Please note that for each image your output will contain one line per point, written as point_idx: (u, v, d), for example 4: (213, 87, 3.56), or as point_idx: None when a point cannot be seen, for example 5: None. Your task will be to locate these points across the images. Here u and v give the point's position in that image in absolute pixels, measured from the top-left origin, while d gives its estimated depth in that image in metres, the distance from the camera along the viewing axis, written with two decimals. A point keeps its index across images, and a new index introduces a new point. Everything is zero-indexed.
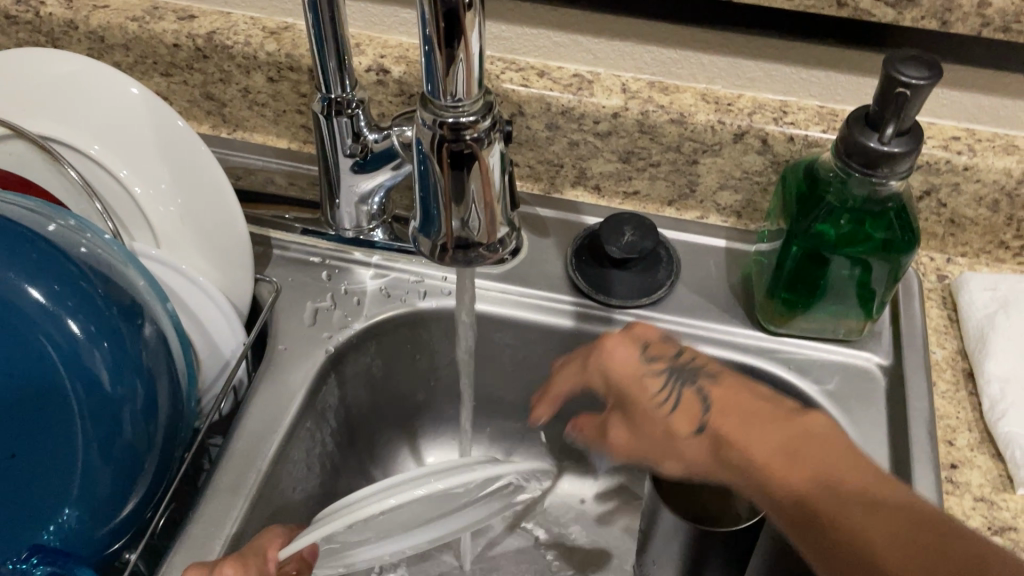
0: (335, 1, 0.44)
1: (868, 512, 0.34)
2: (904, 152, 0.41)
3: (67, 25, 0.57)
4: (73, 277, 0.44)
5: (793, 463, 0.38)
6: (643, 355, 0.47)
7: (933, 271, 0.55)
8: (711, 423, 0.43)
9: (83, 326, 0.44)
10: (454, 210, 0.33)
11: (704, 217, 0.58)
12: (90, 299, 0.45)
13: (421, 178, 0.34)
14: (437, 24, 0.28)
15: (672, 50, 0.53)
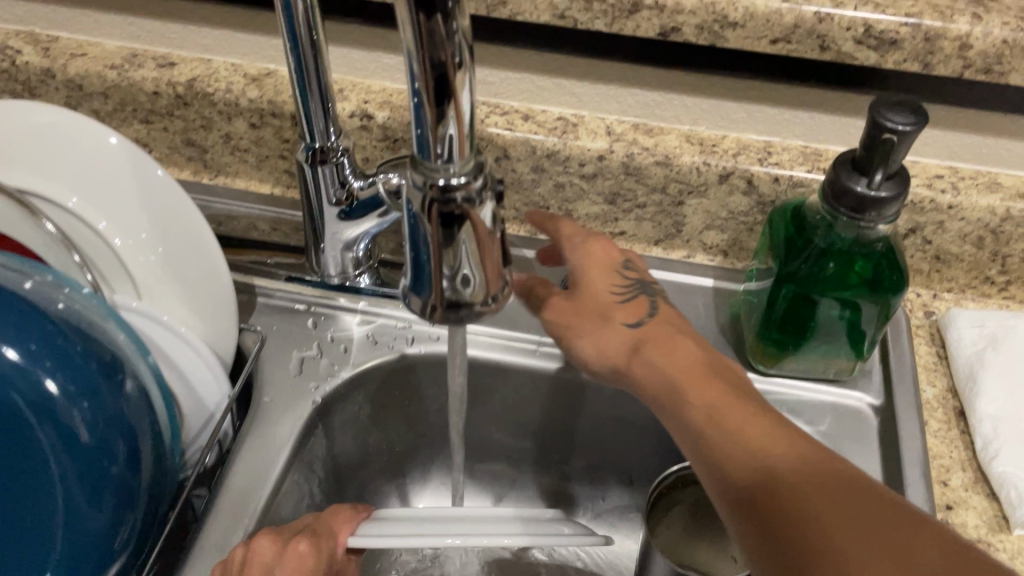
0: (319, 50, 0.43)
1: (763, 429, 0.39)
2: (893, 196, 0.41)
3: (44, 74, 0.56)
4: (50, 336, 0.44)
5: (706, 379, 0.43)
6: (620, 260, 0.51)
7: (920, 307, 0.55)
8: (647, 326, 0.47)
9: (61, 384, 0.44)
10: (446, 270, 0.33)
11: (691, 256, 0.58)
12: (67, 356, 0.44)
13: (411, 236, 0.33)
14: (427, 85, 0.28)
15: (655, 93, 0.53)
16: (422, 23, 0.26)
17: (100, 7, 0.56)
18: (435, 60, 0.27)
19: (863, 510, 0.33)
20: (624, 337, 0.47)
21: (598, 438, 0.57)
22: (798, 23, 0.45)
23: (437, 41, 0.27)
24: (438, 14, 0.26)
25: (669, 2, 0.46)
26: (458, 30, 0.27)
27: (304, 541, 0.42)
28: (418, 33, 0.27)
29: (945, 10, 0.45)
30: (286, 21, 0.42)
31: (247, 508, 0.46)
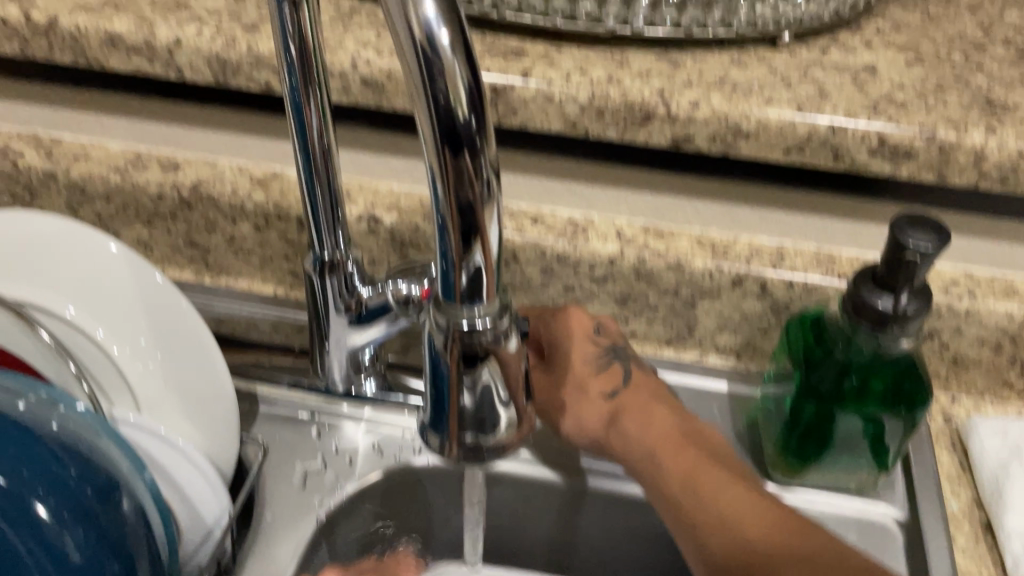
0: (330, 165, 0.43)
1: (739, 494, 0.42)
2: (916, 312, 0.41)
3: (47, 177, 0.56)
4: (44, 462, 0.42)
5: (683, 447, 0.46)
6: (594, 326, 0.50)
7: (939, 412, 0.54)
8: (621, 398, 0.49)
9: (50, 509, 0.41)
10: (466, 405, 0.31)
11: (704, 358, 0.56)
12: (61, 481, 0.42)
13: (433, 372, 0.32)
14: (454, 222, 0.27)
15: (666, 197, 0.53)
16: (449, 162, 0.26)
17: (105, 110, 0.56)
18: (463, 198, 0.27)
19: (826, 573, 0.37)
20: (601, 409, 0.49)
21: (610, 549, 0.55)
22: (811, 134, 0.45)
23: (464, 179, 0.27)
24: (465, 152, 0.26)
25: (681, 112, 0.46)
26: (486, 167, 0.27)
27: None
28: (444, 172, 0.27)
29: (958, 123, 0.45)
30: (297, 134, 0.41)
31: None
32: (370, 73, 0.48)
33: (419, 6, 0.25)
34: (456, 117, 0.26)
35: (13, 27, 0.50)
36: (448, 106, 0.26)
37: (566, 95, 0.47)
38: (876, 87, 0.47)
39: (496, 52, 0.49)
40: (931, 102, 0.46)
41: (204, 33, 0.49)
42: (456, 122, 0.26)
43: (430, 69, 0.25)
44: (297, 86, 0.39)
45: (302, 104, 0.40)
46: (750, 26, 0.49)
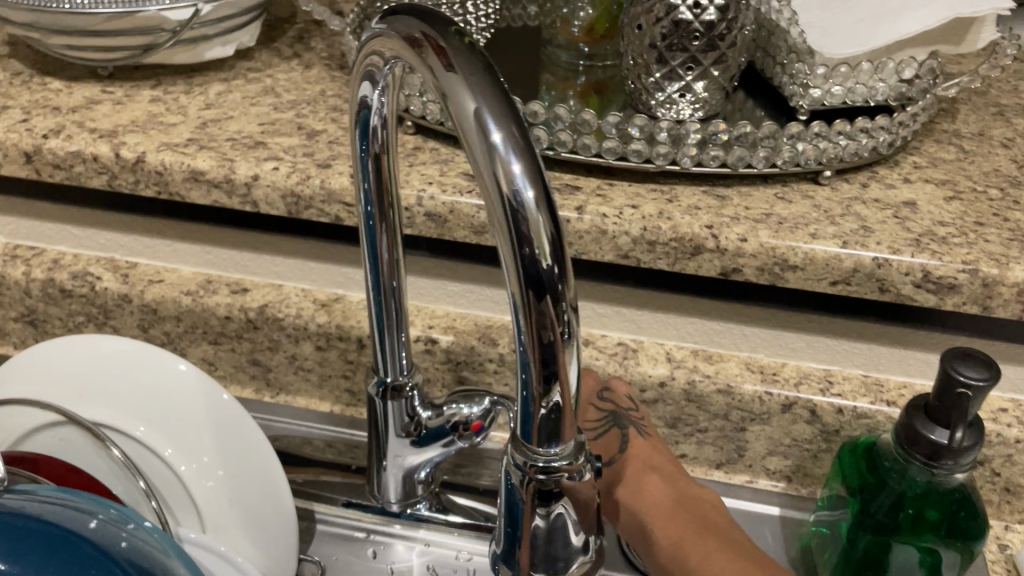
0: (397, 291, 0.45)
1: (715, 555, 0.45)
2: (969, 445, 0.42)
3: (121, 299, 0.59)
4: None
5: (672, 516, 0.48)
6: (601, 393, 0.52)
7: (993, 540, 0.53)
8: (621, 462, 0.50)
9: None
10: (536, 543, 0.33)
11: (754, 480, 0.57)
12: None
13: (508, 508, 0.33)
14: (536, 362, 0.29)
15: (715, 322, 0.54)
16: (532, 306, 0.28)
17: (180, 237, 0.59)
18: (544, 340, 0.29)
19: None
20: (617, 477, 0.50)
21: None
22: (856, 267, 0.47)
23: (545, 323, 0.28)
24: (547, 298, 0.28)
25: (730, 246, 0.48)
26: (566, 311, 0.29)
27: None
28: (527, 315, 0.29)
29: (1000, 258, 0.46)
30: (370, 265, 0.44)
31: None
32: (434, 207, 0.51)
33: (507, 167, 0.28)
34: (540, 266, 0.28)
35: (102, 163, 0.53)
36: (533, 256, 0.28)
37: (619, 228, 0.49)
38: (918, 223, 0.49)
39: (552, 188, 0.52)
40: (972, 238, 0.48)
41: (280, 169, 0.52)
42: (540, 270, 0.28)
43: (516, 222, 0.28)
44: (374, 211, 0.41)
45: (376, 232, 0.42)
46: (793, 164, 0.51)
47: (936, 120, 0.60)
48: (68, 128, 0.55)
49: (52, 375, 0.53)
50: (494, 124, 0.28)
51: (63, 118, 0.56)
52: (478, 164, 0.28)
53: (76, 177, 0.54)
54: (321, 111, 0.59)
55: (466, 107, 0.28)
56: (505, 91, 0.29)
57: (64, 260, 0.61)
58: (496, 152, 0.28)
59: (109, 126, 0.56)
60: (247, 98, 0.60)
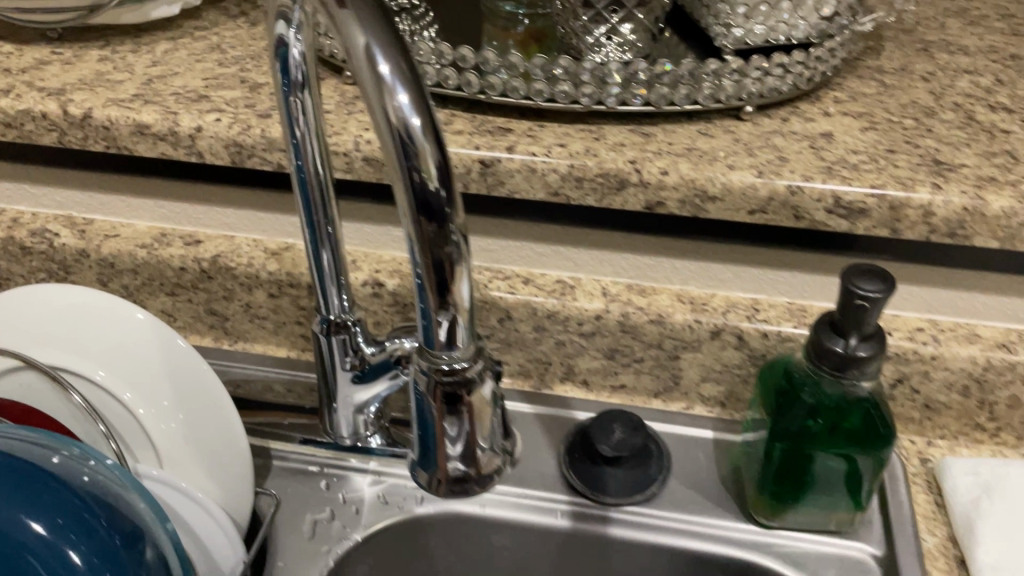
0: (331, 229, 0.47)
1: None
2: (871, 355, 0.44)
3: (79, 254, 0.61)
4: (76, 510, 0.45)
5: None
6: None
7: (915, 455, 0.56)
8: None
9: (85, 555, 0.43)
10: (452, 445, 0.36)
11: (690, 407, 0.60)
12: (93, 528, 0.45)
13: (420, 414, 0.36)
14: (430, 279, 0.32)
15: (647, 256, 0.57)
16: (424, 228, 0.31)
17: (134, 193, 0.61)
18: (435, 258, 0.31)
19: None
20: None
21: None
22: (771, 196, 0.49)
23: (436, 242, 0.31)
24: (437, 219, 0.31)
25: (652, 179, 0.50)
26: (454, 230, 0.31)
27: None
28: (419, 236, 0.31)
29: (907, 182, 0.49)
30: (304, 210, 0.46)
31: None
32: (371, 152, 0.53)
33: (394, 98, 0.30)
34: (429, 189, 0.30)
35: (51, 120, 0.55)
36: (421, 180, 0.30)
37: (547, 166, 0.51)
38: (831, 152, 0.51)
39: (485, 130, 0.54)
40: (882, 164, 0.50)
41: (222, 120, 0.54)
42: (429, 194, 0.30)
43: (406, 150, 0.30)
44: (303, 164, 0.44)
45: (308, 186, 0.45)
46: (714, 100, 0.54)
47: (862, 57, 0.62)
48: (17, 88, 0.57)
49: (11, 324, 0.54)
50: (381, 56, 0.30)
51: (13, 79, 0.58)
52: (368, 95, 0.30)
53: (27, 136, 0.56)
54: (265, 65, 0.61)
55: (356, 41, 0.30)
56: (392, 24, 0.31)
57: (23, 219, 0.63)
58: (384, 83, 0.30)
59: (58, 85, 0.57)
60: (193, 55, 0.62)
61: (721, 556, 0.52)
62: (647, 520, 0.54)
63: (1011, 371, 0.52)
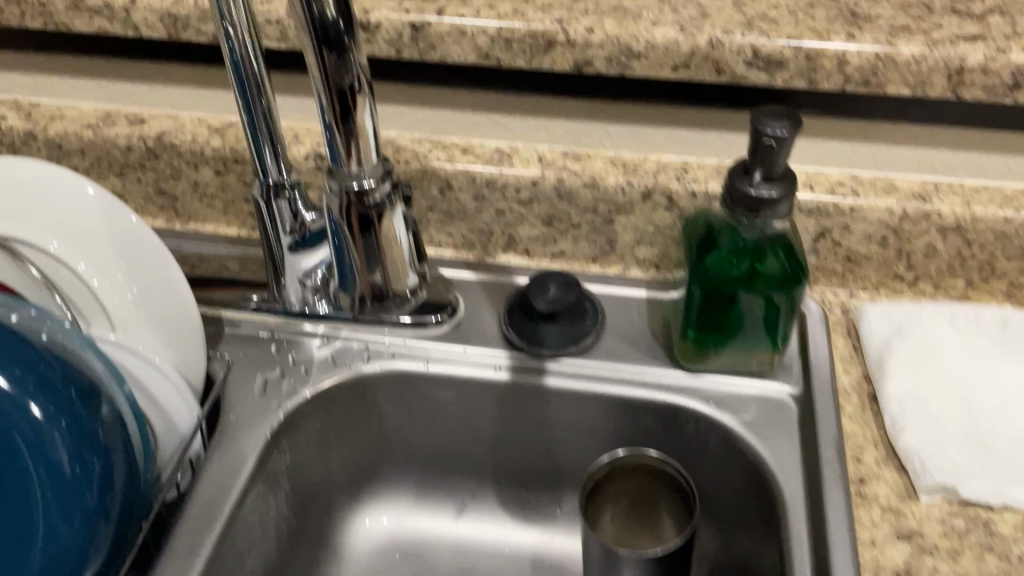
0: (264, 92, 0.49)
1: None
2: (780, 194, 0.46)
3: (27, 136, 0.62)
4: (34, 361, 0.46)
5: None
6: None
7: (837, 306, 0.59)
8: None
9: (43, 406, 0.45)
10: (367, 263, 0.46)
11: (627, 271, 0.62)
12: (49, 382, 0.46)
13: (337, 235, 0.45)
14: (336, 108, 0.38)
15: (580, 122, 0.58)
16: (325, 53, 0.36)
17: (78, 73, 0.62)
18: (338, 88, 0.38)
19: None
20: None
21: (552, 435, 0.59)
22: (692, 52, 0.51)
23: (337, 68, 0.37)
24: (336, 48, 0.36)
25: (578, 37, 0.52)
26: (354, 59, 0.37)
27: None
28: (322, 63, 0.37)
29: (823, 33, 0.50)
30: (234, 71, 0.47)
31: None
32: None
33: None
34: (328, 20, 0.36)
35: None
36: (320, 10, 0.35)
37: (477, 28, 0.52)
38: (753, 8, 0.53)
39: None
40: (801, 18, 0.52)
41: None
42: (328, 23, 0.36)
43: None
44: (232, 35, 0.45)
45: (238, 50, 0.46)
46: None
47: None
48: None
49: None
50: None
51: None
52: None
53: None
54: None
55: None
56: None
57: None
58: None
59: None
60: None
61: (650, 401, 0.55)
62: (580, 369, 0.56)
63: (926, 220, 0.55)
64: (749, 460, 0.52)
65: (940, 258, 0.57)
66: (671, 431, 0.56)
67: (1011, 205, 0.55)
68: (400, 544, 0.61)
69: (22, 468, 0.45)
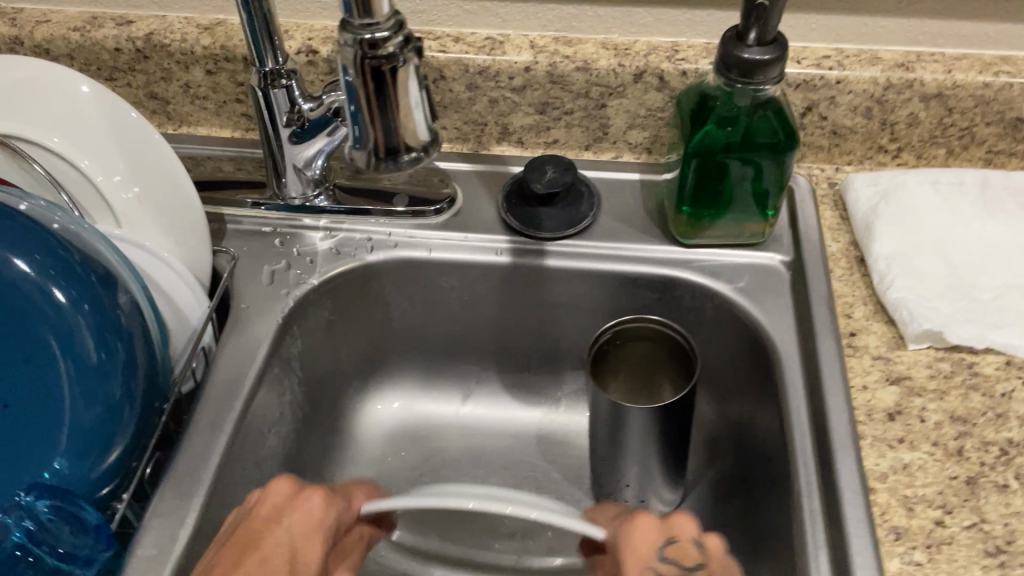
0: None
1: None
2: (773, 58, 0.47)
3: (13, 41, 0.62)
4: (51, 248, 0.46)
5: None
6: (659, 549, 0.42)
7: (824, 180, 0.61)
8: (287, 524, 0.42)
9: (67, 292, 0.46)
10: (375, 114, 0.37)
11: (619, 156, 0.64)
12: (68, 268, 0.46)
13: (348, 87, 0.37)
14: None
15: (570, 7, 0.59)
16: None
17: None
18: None
19: None
20: (286, 486, 0.44)
21: (552, 315, 0.61)
22: None
23: None
24: None
25: None
26: None
27: (318, 495, 0.44)
28: None
29: None
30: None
31: (202, 474, 0.46)
32: None
33: None
34: None
35: None
36: None
37: None
38: None
39: None
40: None
41: None
42: None
43: None
44: None
45: None
46: None
47: None
48: None
49: None
50: None
51: None
52: None
53: None
54: None
55: None
56: None
57: None
58: None
59: None
60: None
61: (648, 275, 0.57)
62: (578, 250, 0.58)
63: (909, 89, 0.57)
64: (745, 324, 0.55)
65: (922, 127, 0.59)
66: (668, 304, 0.58)
67: (991, 71, 0.56)
68: (409, 427, 0.63)
69: (49, 354, 0.46)
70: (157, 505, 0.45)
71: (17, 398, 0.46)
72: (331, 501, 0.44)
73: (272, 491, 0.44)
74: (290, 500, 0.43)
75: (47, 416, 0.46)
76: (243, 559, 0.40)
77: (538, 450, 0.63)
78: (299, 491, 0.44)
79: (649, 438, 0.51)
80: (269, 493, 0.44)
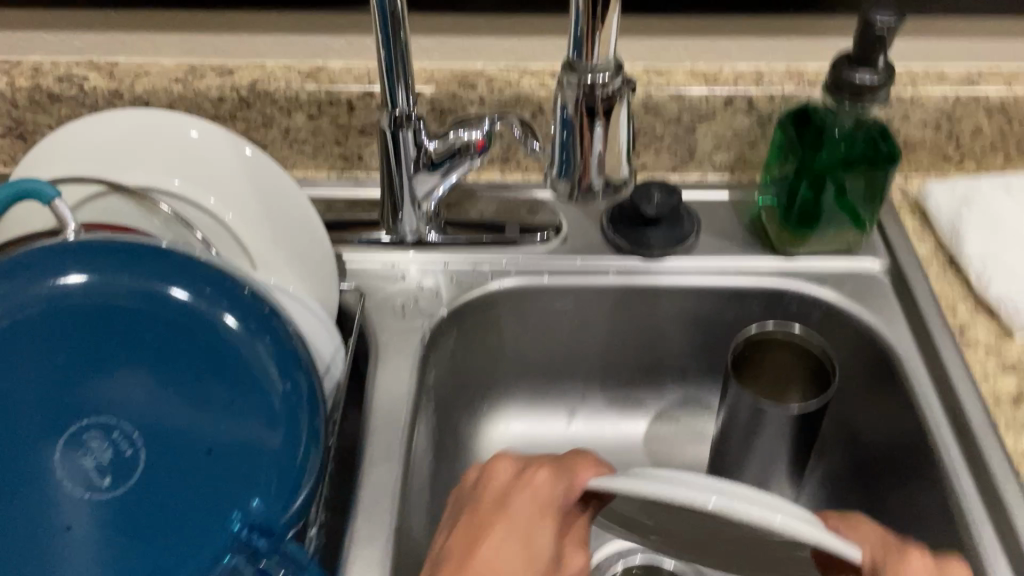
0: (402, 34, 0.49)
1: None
2: (881, 82, 0.52)
3: (113, 95, 0.62)
4: (215, 280, 0.44)
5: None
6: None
7: (897, 190, 0.66)
8: (515, 502, 0.46)
9: (239, 320, 0.44)
10: (589, 145, 0.42)
11: (704, 177, 0.67)
12: (238, 299, 0.44)
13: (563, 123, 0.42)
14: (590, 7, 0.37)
15: (659, 40, 0.63)
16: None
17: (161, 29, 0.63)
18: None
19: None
20: (508, 466, 0.48)
21: (660, 330, 0.64)
22: None
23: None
24: None
25: None
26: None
27: (543, 471, 0.47)
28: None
29: None
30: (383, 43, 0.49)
31: (386, 505, 0.48)
32: None
33: None
34: None
35: None
36: None
37: None
38: None
39: None
40: None
41: None
42: None
43: None
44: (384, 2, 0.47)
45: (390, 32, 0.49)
46: None
47: None
48: None
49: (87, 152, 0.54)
50: None
51: None
52: None
53: None
54: None
55: None
56: None
57: (43, 68, 0.63)
58: None
59: None
60: None
61: (757, 287, 0.61)
62: (687, 267, 0.62)
63: (975, 103, 0.62)
64: (855, 327, 0.59)
65: (984, 137, 0.64)
66: (774, 313, 0.62)
67: None
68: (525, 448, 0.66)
69: (230, 391, 0.43)
70: (356, 536, 0.47)
71: (198, 444, 0.43)
72: (557, 476, 0.47)
73: (497, 471, 0.48)
74: (514, 481, 0.47)
75: (235, 458, 0.43)
76: (476, 547, 0.44)
77: (651, 460, 0.65)
78: (521, 471, 0.48)
79: (790, 440, 0.54)
80: (496, 474, 0.48)
